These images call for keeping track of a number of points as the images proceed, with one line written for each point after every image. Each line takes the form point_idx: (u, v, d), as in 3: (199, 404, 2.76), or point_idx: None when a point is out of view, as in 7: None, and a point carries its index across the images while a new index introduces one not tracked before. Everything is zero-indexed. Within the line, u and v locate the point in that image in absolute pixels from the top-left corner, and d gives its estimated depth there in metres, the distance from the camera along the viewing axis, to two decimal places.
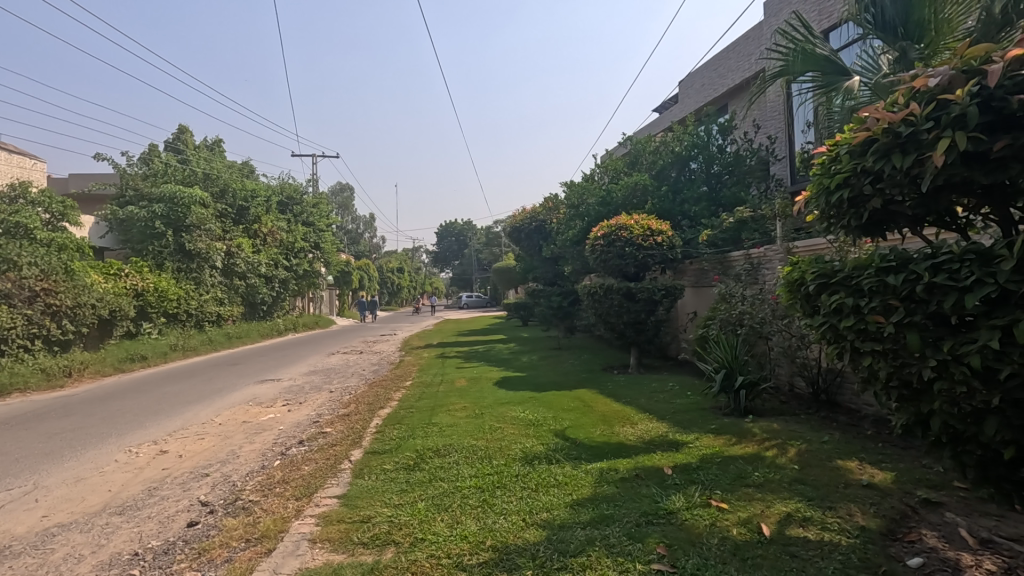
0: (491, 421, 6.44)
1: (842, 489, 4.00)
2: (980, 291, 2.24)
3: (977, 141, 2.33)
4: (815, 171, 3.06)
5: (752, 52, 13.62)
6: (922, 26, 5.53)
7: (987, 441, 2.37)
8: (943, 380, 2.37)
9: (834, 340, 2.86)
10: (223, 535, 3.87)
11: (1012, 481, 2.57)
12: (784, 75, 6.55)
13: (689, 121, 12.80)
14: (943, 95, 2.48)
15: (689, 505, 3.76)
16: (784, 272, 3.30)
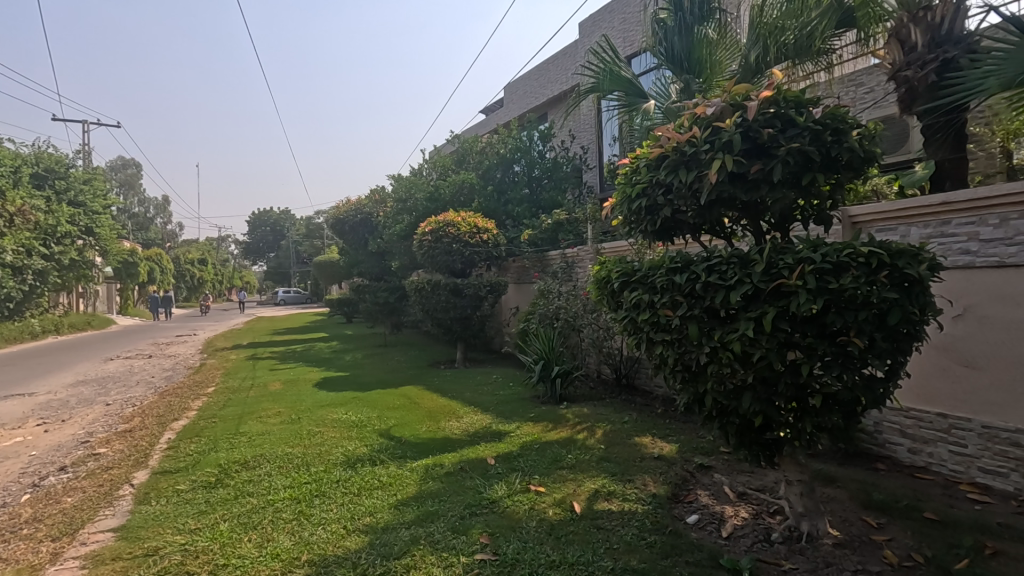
0: (308, 426, 6.00)
1: (639, 462, 4.54)
2: (740, 289, 2.70)
3: (739, 164, 2.79)
4: (620, 181, 3.40)
5: (569, 67, 14.78)
6: (701, 62, 6.51)
7: (743, 412, 2.86)
8: (715, 363, 2.82)
9: (634, 331, 3.22)
10: None
11: (759, 444, 3.14)
12: (596, 91, 7.23)
13: (513, 125, 13.41)
14: (717, 122, 2.92)
15: (510, 493, 3.93)
16: (593, 270, 3.63)
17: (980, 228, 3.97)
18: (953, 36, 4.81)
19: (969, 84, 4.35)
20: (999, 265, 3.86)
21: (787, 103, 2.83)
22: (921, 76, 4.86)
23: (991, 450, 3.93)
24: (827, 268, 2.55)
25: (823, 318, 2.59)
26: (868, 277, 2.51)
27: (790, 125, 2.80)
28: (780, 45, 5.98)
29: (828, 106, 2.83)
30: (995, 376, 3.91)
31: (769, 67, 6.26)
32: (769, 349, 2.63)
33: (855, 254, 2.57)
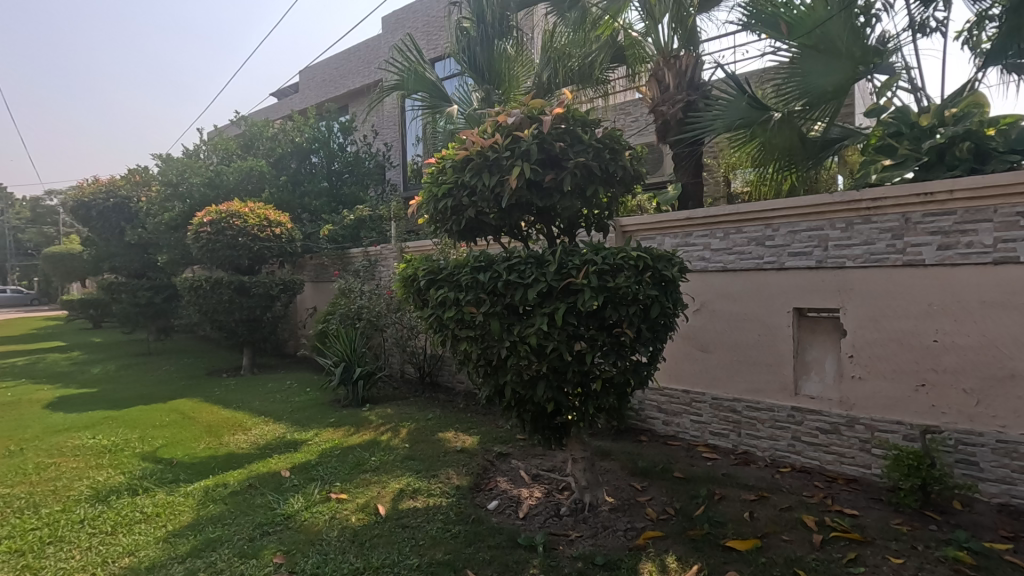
0: (36, 458, 4.79)
1: (443, 457, 4.63)
2: (536, 287, 2.94)
3: (536, 172, 3.03)
4: (426, 179, 3.43)
5: (372, 61, 14.35)
6: (501, 75, 6.91)
7: (538, 400, 3.12)
8: (514, 357, 3.03)
9: (440, 328, 3.29)
10: None
11: (550, 428, 3.45)
12: (400, 89, 7.27)
13: (310, 113, 12.54)
14: (517, 132, 3.12)
15: (307, 505, 3.67)
16: (399, 267, 3.60)
17: (712, 239, 4.96)
18: (694, 83, 5.91)
19: (703, 124, 5.42)
20: (724, 270, 4.87)
21: (575, 122, 3.15)
22: (672, 112, 5.88)
23: (719, 416, 4.94)
24: (606, 269, 2.91)
25: (603, 313, 2.95)
26: (637, 277, 2.93)
27: (577, 141, 3.12)
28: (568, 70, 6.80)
29: (608, 128, 3.22)
30: (721, 357, 4.92)
31: (559, 87, 6.99)
32: (560, 341, 2.91)
33: (627, 258, 2.97)
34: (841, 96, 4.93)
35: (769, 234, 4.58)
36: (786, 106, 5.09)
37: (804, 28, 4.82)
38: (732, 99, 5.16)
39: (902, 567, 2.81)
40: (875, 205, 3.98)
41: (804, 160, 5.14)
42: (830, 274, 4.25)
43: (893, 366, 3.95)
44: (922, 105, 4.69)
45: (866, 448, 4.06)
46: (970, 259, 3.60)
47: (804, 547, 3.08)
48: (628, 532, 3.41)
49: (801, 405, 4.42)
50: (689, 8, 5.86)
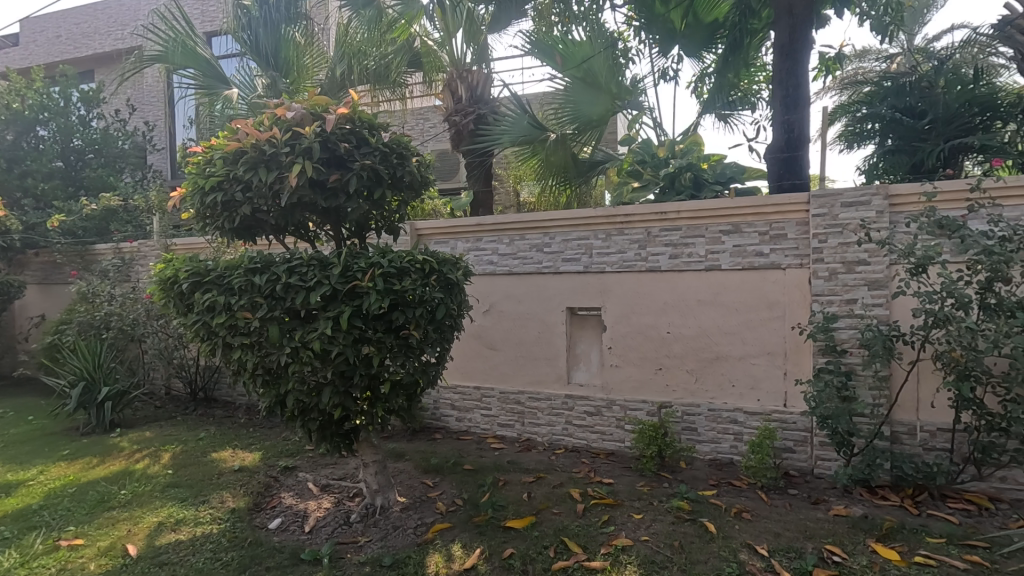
0: None
1: (216, 480, 4.16)
2: (319, 290, 2.85)
3: (318, 171, 2.92)
4: (190, 169, 3.07)
5: (127, 23, 12.14)
6: (288, 63, 6.44)
7: (323, 407, 3.02)
8: (295, 363, 2.90)
9: (208, 336, 2.99)
10: None
11: (339, 435, 3.33)
12: (163, 62, 6.34)
13: (35, 74, 10.09)
14: (297, 127, 2.97)
15: (22, 560, 3.06)
16: (156, 268, 3.17)
17: (499, 245, 5.34)
18: (484, 98, 6.27)
19: (492, 137, 5.84)
20: (510, 273, 5.28)
21: (362, 124, 3.11)
22: (464, 123, 6.19)
23: (505, 409, 5.32)
24: (392, 272, 2.95)
25: (389, 316, 2.97)
26: (423, 280, 3.02)
27: (364, 143, 3.08)
28: (362, 68, 6.66)
29: (395, 134, 3.24)
30: (507, 354, 5.33)
31: (354, 85, 6.81)
32: (345, 345, 2.87)
33: (414, 261, 3.04)
34: (603, 124, 5.75)
35: (547, 241, 5.12)
36: (560, 128, 5.70)
37: (574, 60, 5.61)
38: (516, 118, 5.64)
39: (641, 520, 3.39)
40: (627, 220, 4.73)
41: (575, 177, 5.84)
42: (594, 277, 4.91)
43: (640, 355, 4.73)
44: (660, 139, 5.68)
45: (621, 425, 4.79)
46: (691, 266, 4.50)
47: (570, 517, 3.51)
48: (417, 528, 3.49)
49: (573, 392, 5.02)
50: (481, 26, 6.25)
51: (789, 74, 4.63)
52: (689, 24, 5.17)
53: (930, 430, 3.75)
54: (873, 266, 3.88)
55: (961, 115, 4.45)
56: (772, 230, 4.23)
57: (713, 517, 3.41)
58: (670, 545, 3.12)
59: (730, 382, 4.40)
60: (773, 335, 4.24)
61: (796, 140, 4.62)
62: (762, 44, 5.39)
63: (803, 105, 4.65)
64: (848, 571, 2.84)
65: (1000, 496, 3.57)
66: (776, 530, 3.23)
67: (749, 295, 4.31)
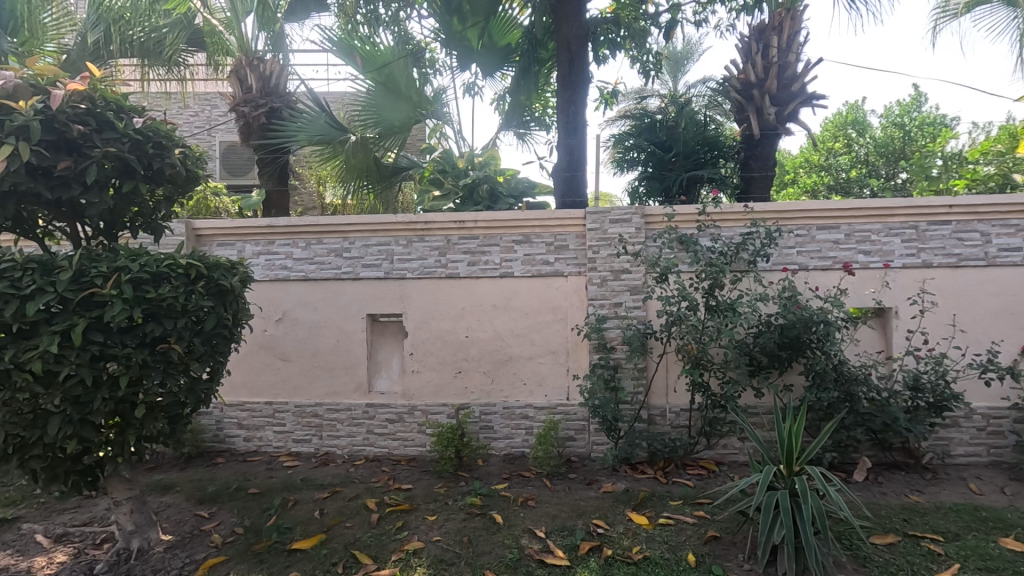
0: None
1: None
2: (39, 299, 2.40)
3: (40, 156, 2.43)
4: None
5: None
6: (16, 19, 5.24)
7: (51, 440, 2.50)
8: (6, 390, 2.39)
9: None
10: None
11: (76, 473, 2.76)
12: None
13: None
14: (6, 100, 2.41)
15: None
16: None
17: (293, 249, 5.00)
18: (278, 90, 5.80)
19: (287, 134, 5.47)
20: (305, 279, 4.98)
21: (105, 104, 2.63)
22: (254, 115, 5.68)
23: (301, 423, 4.99)
24: (144, 278, 2.59)
25: (143, 328, 2.59)
26: (186, 287, 2.69)
27: (107, 127, 2.62)
28: (125, 38, 5.64)
29: (151, 119, 2.80)
30: (301, 365, 5.01)
31: (114, 57, 5.80)
32: (80, 365, 2.44)
33: (174, 265, 2.70)
34: (405, 132, 5.78)
35: (346, 246, 4.95)
36: (362, 131, 5.57)
37: (375, 64, 5.50)
38: (313, 116, 5.34)
39: (434, 521, 3.47)
40: (426, 227, 4.81)
41: (379, 182, 5.75)
42: (394, 284, 4.89)
43: (439, 359, 4.83)
44: (463, 150, 5.90)
45: (422, 429, 4.84)
46: (487, 273, 4.75)
47: (363, 528, 3.44)
48: (184, 568, 3.10)
49: (373, 401, 4.92)
50: (278, 13, 5.70)
51: (569, 102, 5.20)
52: (485, 44, 5.52)
53: (676, 411, 4.51)
54: (634, 274, 4.54)
55: (696, 152, 5.49)
56: (556, 242, 4.68)
57: (501, 508, 3.64)
58: (459, 541, 3.25)
59: (521, 381, 4.75)
60: (556, 336, 4.69)
61: (575, 161, 5.19)
62: (549, 73, 5.91)
63: (581, 132, 5.24)
64: (608, 540, 3.27)
65: (722, 459, 4.44)
66: (553, 513, 3.57)
67: (536, 300, 4.71)
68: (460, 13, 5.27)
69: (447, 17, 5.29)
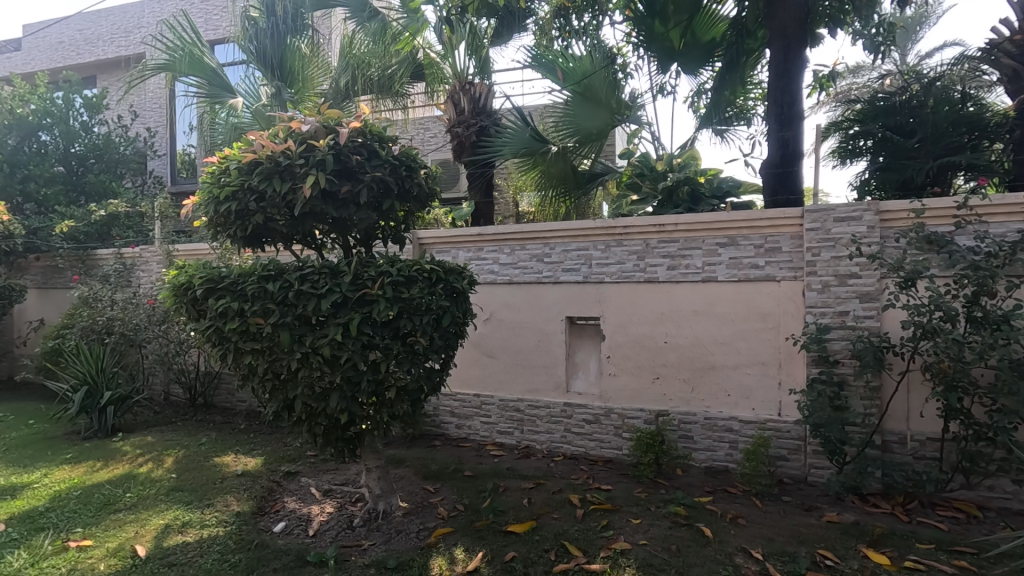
0: None
1: (219, 484, 4.26)
2: (330, 297, 2.97)
3: (331, 182, 3.02)
4: (205, 179, 3.14)
5: (132, 30, 12.35)
6: (293, 74, 6.79)
7: (331, 411, 3.07)
8: (305, 368, 2.99)
9: (219, 341, 3.12)
10: None
11: (343, 440, 3.36)
12: (169, 71, 6.78)
13: (39, 80, 10.12)
14: (311, 140, 3.04)
15: (34, 561, 3.20)
16: (169, 275, 3.31)
17: (500, 254, 5.43)
18: (486, 109, 6.36)
19: (494, 149, 5.95)
20: (510, 283, 5.37)
21: (372, 137, 3.20)
22: (466, 135, 6.28)
23: (505, 416, 5.40)
24: (400, 280, 3.07)
25: (397, 323, 3.05)
26: (430, 288, 3.13)
27: (374, 155, 3.18)
28: (366, 78, 6.77)
29: (405, 147, 3.33)
30: (506, 362, 5.41)
31: (357, 94, 6.91)
32: (354, 351, 2.97)
33: (421, 270, 3.15)
34: (602, 138, 5.84)
35: (547, 251, 5.22)
36: (561, 141, 5.79)
37: (576, 76, 5.69)
38: (518, 130, 5.74)
39: (639, 525, 3.48)
40: (625, 231, 4.82)
41: (575, 189, 5.95)
42: (592, 288, 5.01)
43: (636, 363, 4.83)
44: (659, 153, 5.80)
45: (619, 433, 4.88)
46: (688, 277, 4.60)
47: (570, 521, 3.60)
48: (420, 532, 3.57)
49: (571, 400, 5.10)
50: (484, 39, 6.34)
51: (784, 92, 4.80)
52: (687, 43, 5.38)
53: (920, 439, 3.86)
54: (865, 279, 4.00)
55: (948, 134, 4.64)
56: (767, 244, 4.34)
57: (709, 522, 3.50)
58: (667, 549, 3.21)
59: (725, 392, 4.50)
60: (767, 345, 4.35)
61: (790, 156, 4.76)
62: (758, 62, 5.53)
63: (797, 123, 4.81)
64: None
65: (987, 504, 3.66)
66: (769, 535, 3.32)
67: (743, 307, 4.42)
68: (662, 16, 5.23)
69: (649, 21, 5.30)
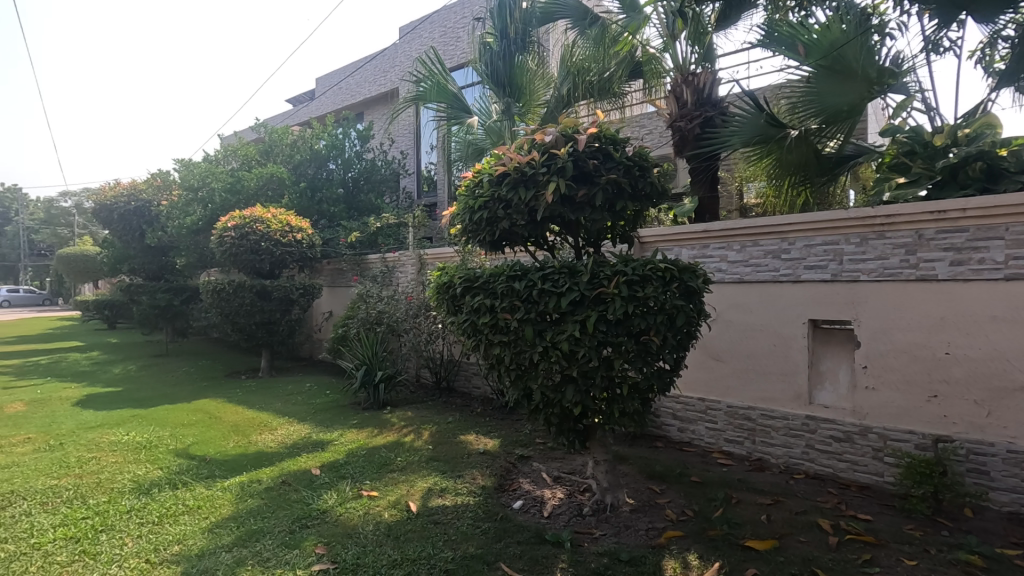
0: (75, 453, 5.27)
1: (467, 458, 4.86)
2: (569, 295, 3.15)
3: (569, 188, 3.21)
4: (462, 191, 3.60)
5: (389, 70, 14.77)
6: (521, 89, 7.39)
7: (566, 403, 3.24)
8: (545, 362, 3.22)
9: (472, 334, 3.54)
10: None
11: (575, 431, 3.53)
12: (420, 99, 7.87)
13: (328, 121, 12.75)
14: (552, 149, 3.29)
15: (341, 501, 4.06)
16: (434, 276, 3.88)
17: (728, 252, 5.11)
18: (711, 99, 5.97)
19: (721, 140, 5.59)
20: (740, 282, 5.02)
21: (606, 140, 3.38)
22: (690, 128, 5.93)
23: (733, 424, 5.07)
24: (635, 279, 3.14)
25: (631, 321, 3.12)
26: (664, 288, 3.14)
27: (609, 158, 3.33)
28: (586, 84, 6.98)
29: (639, 148, 3.46)
30: (735, 366, 5.07)
31: (578, 100, 7.18)
32: (590, 347, 3.09)
33: (655, 269, 3.19)
34: (856, 114, 5.06)
35: (786, 247, 4.72)
36: (802, 123, 5.20)
37: (821, 50, 4.96)
38: (749, 117, 5.30)
39: (915, 568, 2.95)
40: (890, 221, 4.10)
41: (818, 176, 5.27)
42: (843, 287, 4.39)
43: (903, 377, 4.09)
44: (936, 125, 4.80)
45: (879, 456, 4.19)
46: (982, 275, 3.72)
47: (820, 549, 3.22)
48: (649, 531, 3.57)
49: (815, 414, 4.54)
50: (707, 27, 5.98)
51: None
52: None
53: None
54: None
55: None
56: None
57: None
58: None
59: None
60: None
61: None
62: None
63: None
64: None
65: None
66: None
67: None
68: None
69: None
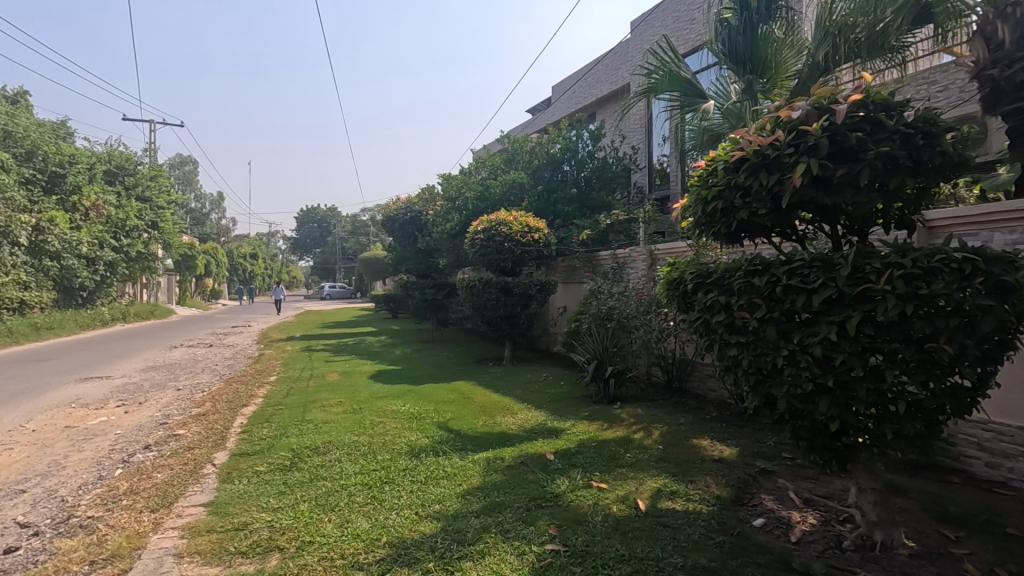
0: (369, 417, 6.61)
1: (700, 464, 4.61)
2: (823, 292, 2.73)
3: (824, 167, 2.77)
4: (694, 182, 3.40)
5: (620, 66, 14.84)
6: (765, 64, 6.65)
7: (819, 416, 2.81)
8: (791, 367, 2.84)
9: (705, 333, 3.33)
10: (109, 530, 3.92)
11: (831, 450, 3.04)
12: (652, 90, 7.51)
13: (562, 125, 13.40)
14: (802, 126, 2.89)
15: (573, 488, 4.24)
16: (663, 272, 3.76)
17: None
18: None
19: None
20: None
21: (876, 107, 2.84)
22: (1007, 75, 4.29)
23: None
24: (917, 273, 2.57)
25: (909, 324, 2.56)
26: (960, 284, 2.51)
27: (879, 128, 2.79)
28: (851, 45, 5.91)
29: (924, 109, 2.81)
30: None
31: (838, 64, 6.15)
32: (851, 353, 2.63)
33: (947, 261, 2.58)
34: None
35: None
36: None
37: None
38: None
39: None
40: None
41: None
42: None
43: None
44: None
45: None
46: None
47: None
48: None
49: None
50: None
51: None
52: None
53: None
54: None
55: None
56: None
57: None
58: None
59: None
60: None
61: None
62: None
63: None
64: None
65: None
66: None
67: None
68: None
69: None
